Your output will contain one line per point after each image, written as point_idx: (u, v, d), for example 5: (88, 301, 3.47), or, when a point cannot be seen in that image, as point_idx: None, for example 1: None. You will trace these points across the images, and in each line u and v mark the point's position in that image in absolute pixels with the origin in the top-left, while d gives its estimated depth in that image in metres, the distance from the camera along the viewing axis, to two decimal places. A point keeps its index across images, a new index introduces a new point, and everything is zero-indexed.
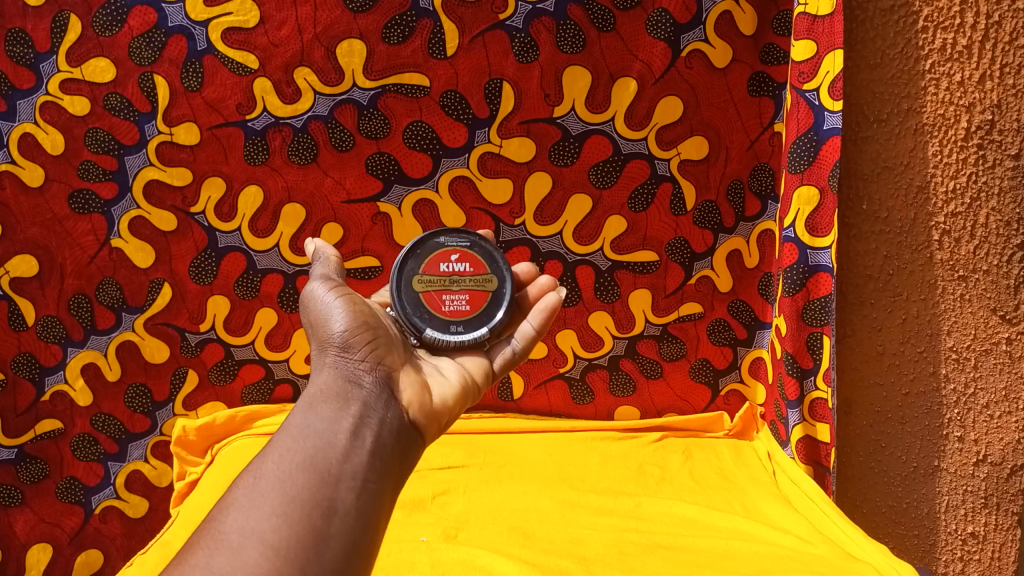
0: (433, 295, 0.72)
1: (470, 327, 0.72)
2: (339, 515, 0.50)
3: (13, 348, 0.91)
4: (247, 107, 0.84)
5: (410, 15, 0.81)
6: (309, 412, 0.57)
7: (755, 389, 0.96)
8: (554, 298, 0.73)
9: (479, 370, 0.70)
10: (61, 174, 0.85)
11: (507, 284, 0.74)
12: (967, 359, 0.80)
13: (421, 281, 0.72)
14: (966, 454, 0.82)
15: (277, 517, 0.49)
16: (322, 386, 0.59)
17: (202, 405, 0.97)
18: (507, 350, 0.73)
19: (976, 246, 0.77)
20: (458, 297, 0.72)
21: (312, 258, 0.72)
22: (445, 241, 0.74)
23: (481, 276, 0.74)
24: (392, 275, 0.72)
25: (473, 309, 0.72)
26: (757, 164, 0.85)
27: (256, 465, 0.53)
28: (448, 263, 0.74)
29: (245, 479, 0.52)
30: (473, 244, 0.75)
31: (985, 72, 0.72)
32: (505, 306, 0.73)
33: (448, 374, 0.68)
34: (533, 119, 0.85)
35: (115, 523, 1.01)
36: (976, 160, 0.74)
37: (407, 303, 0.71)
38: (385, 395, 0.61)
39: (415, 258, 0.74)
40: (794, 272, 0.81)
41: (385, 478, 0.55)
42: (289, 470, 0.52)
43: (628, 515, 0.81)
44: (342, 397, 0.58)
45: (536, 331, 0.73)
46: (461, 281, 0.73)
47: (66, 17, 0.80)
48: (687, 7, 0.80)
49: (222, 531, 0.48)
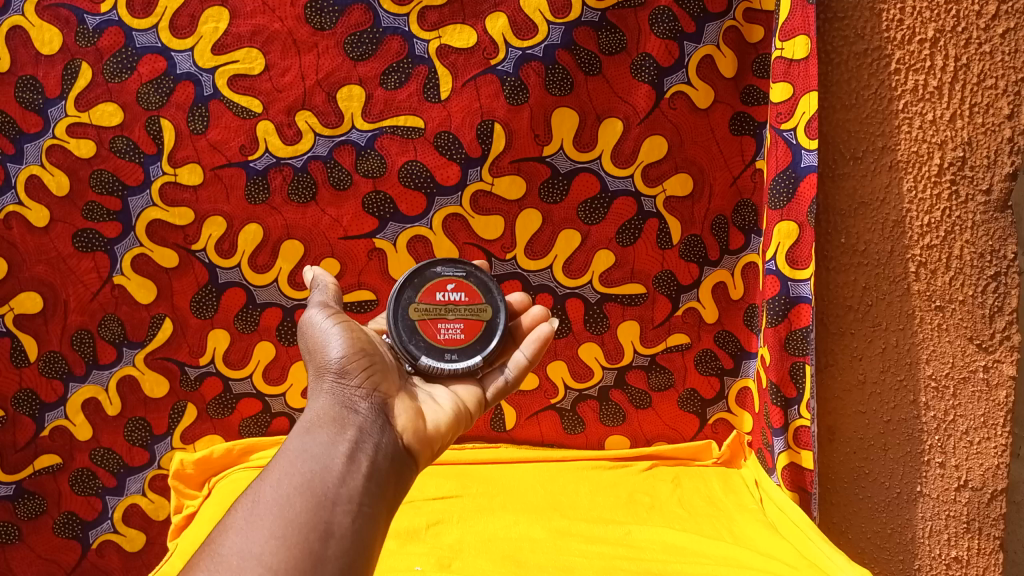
0: (429, 323, 0.74)
1: (464, 355, 0.74)
2: (335, 538, 0.52)
3: (14, 384, 0.93)
4: (249, 148, 0.88)
5: (407, 63, 0.86)
6: (306, 437, 0.59)
7: (741, 418, 0.98)
8: (547, 330, 0.75)
9: (472, 399, 0.73)
10: (66, 214, 0.88)
11: (501, 314, 0.76)
12: (946, 387, 0.82)
13: (417, 310, 0.75)
14: (948, 480, 0.84)
15: (275, 539, 0.50)
16: (319, 412, 0.61)
17: (201, 438, 0.98)
18: (500, 379, 0.75)
19: (952, 278, 0.80)
20: (453, 326, 0.75)
21: (310, 284, 0.74)
22: (441, 270, 0.77)
23: (475, 306, 0.76)
24: (390, 303, 0.75)
25: (467, 338, 0.75)
26: (740, 200, 0.88)
27: (254, 489, 0.55)
28: (444, 292, 0.76)
29: (244, 504, 0.54)
30: (469, 275, 0.77)
31: (956, 112, 0.76)
32: (498, 336, 0.75)
33: (442, 402, 0.70)
34: (524, 158, 0.88)
35: (112, 557, 1.01)
36: (949, 195, 0.78)
37: (403, 330, 0.73)
38: (380, 420, 0.63)
39: (411, 287, 0.76)
40: (775, 304, 0.84)
41: (379, 502, 0.57)
42: (287, 493, 0.54)
43: (618, 543, 0.82)
44: (339, 423, 0.60)
45: (528, 361, 0.74)
46: (456, 310, 0.75)
47: (77, 65, 0.85)
48: (669, 51, 0.85)
49: (222, 553, 0.50)
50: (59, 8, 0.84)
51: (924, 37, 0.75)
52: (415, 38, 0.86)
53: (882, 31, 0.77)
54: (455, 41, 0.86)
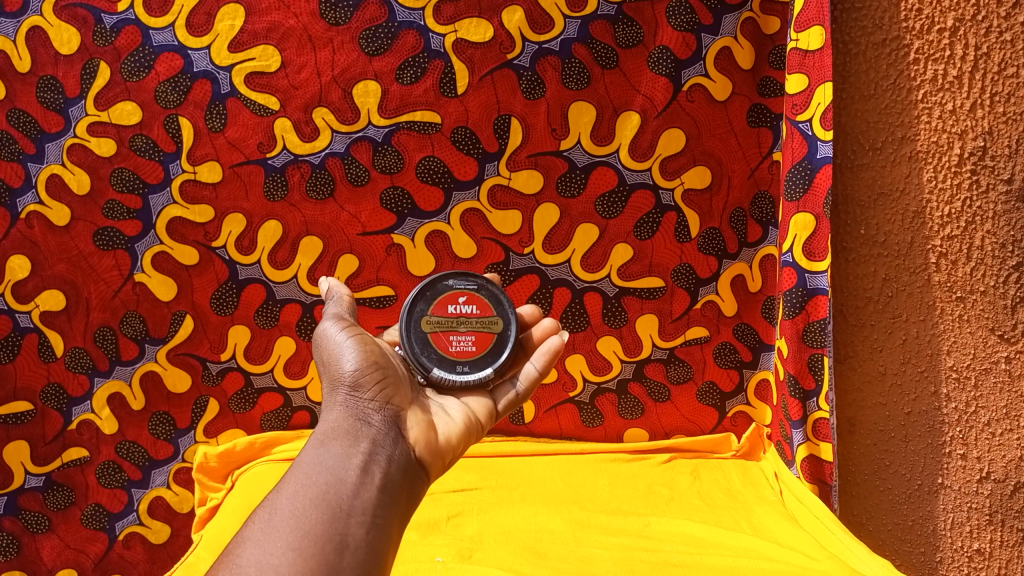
0: (440, 336, 0.74)
1: (475, 367, 0.74)
2: (350, 549, 0.53)
3: (41, 379, 0.94)
4: (267, 145, 0.88)
5: (422, 57, 0.86)
6: (321, 449, 0.60)
7: (761, 410, 0.98)
8: (554, 341, 0.76)
9: (483, 411, 0.73)
10: (87, 213, 0.90)
11: (512, 326, 0.76)
12: (967, 378, 0.82)
13: (429, 322, 0.75)
14: (969, 471, 0.83)
15: (292, 551, 0.51)
16: (333, 425, 0.62)
17: (223, 432, 0.99)
18: (511, 392, 0.75)
19: (973, 268, 0.79)
20: (465, 338, 0.75)
21: (325, 296, 0.75)
22: (453, 283, 0.77)
23: (487, 318, 0.76)
24: (402, 316, 0.75)
25: (479, 350, 0.75)
26: (758, 192, 0.88)
27: (271, 501, 0.56)
28: (456, 305, 0.76)
29: (261, 515, 0.55)
30: (480, 287, 0.77)
31: (976, 101, 0.75)
32: (509, 349, 0.75)
33: (453, 413, 0.70)
34: (541, 153, 0.88)
35: (138, 549, 1.02)
36: (970, 185, 0.77)
37: (416, 342, 0.74)
38: (393, 433, 0.63)
39: (424, 300, 0.76)
40: (794, 296, 0.84)
41: (393, 513, 0.58)
42: (303, 505, 0.55)
43: (636, 534, 0.83)
44: (352, 435, 0.61)
45: (539, 373, 0.75)
46: (467, 323, 0.75)
47: (96, 64, 0.86)
48: (687, 43, 0.84)
49: (240, 564, 0.51)
50: (78, 7, 0.84)
51: (944, 25, 0.74)
52: (430, 32, 0.86)
53: (900, 20, 0.76)
54: (471, 34, 0.85)
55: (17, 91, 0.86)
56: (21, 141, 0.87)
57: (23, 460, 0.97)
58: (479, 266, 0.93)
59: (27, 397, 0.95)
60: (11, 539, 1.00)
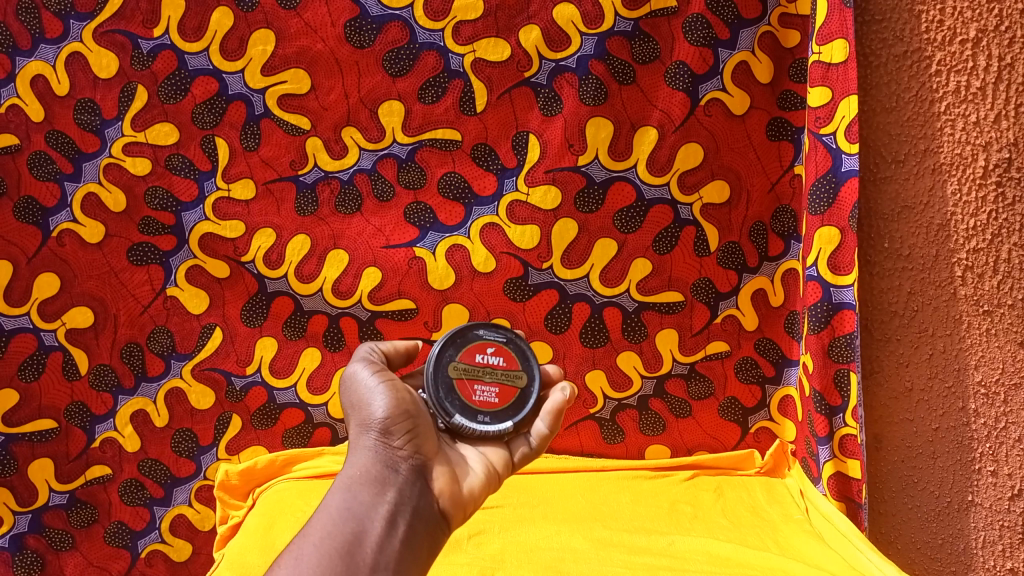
0: (466, 384, 0.72)
1: (496, 419, 0.72)
2: None
3: (66, 397, 0.96)
4: (299, 163, 0.90)
5: (442, 77, 0.88)
6: (347, 495, 0.62)
7: (784, 426, 0.96)
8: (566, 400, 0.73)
9: (501, 462, 0.72)
10: (123, 229, 0.91)
11: (536, 383, 0.73)
12: (997, 394, 0.77)
13: (456, 369, 0.72)
14: (1001, 489, 0.79)
15: None
16: (360, 469, 0.63)
17: (245, 449, 0.99)
18: (526, 447, 0.74)
19: (1000, 282, 0.75)
20: (489, 389, 0.72)
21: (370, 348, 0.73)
22: (483, 333, 0.74)
23: (513, 371, 0.73)
24: (429, 361, 0.72)
25: (501, 403, 0.72)
26: (778, 206, 0.88)
27: (297, 546, 0.58)
28: (483, 354, 0.73)
29: (286, 560, 0.57)
30: (509, 340, 0.74)
31: (1000, 111, 0.72)
32: (530, 404, 0.73)
33: (473, 463, 0.70)
34: (559, 168, 0.89)
35: (159, 567, 1.02)
36: (996, 198, 0.74)
37: (440, 388, 0.71)
38: (419, 483, 0.64)
39: (453, 346, 0.73)
40: (817, 310, 0.84)
41: (415, 565, 0.60)
42: (330, 554, 0.57)
43: (662, 553, 0.81)
44: (380, 483, 0.62)
45: (549, 431, 0.73)
46: (493, 374, 0.73)
47: (133, 87, 0.88)
48: (704, 58, 0.85)
49: None
50: (116, 33, 0.87)
51: (966, 36, 0.73)
52: (450, 53, 0.87)
53: (922, 32, 0.75)
54: (489, 54, 0.87)
55: (55, 113, 0.89)
56: (59, 162, 0.90)
57: (48, 477, 0.98)
58: (498, 281, 0.92)
59: (52, 415, 0.96)
60: (34, 557, 1.00)
